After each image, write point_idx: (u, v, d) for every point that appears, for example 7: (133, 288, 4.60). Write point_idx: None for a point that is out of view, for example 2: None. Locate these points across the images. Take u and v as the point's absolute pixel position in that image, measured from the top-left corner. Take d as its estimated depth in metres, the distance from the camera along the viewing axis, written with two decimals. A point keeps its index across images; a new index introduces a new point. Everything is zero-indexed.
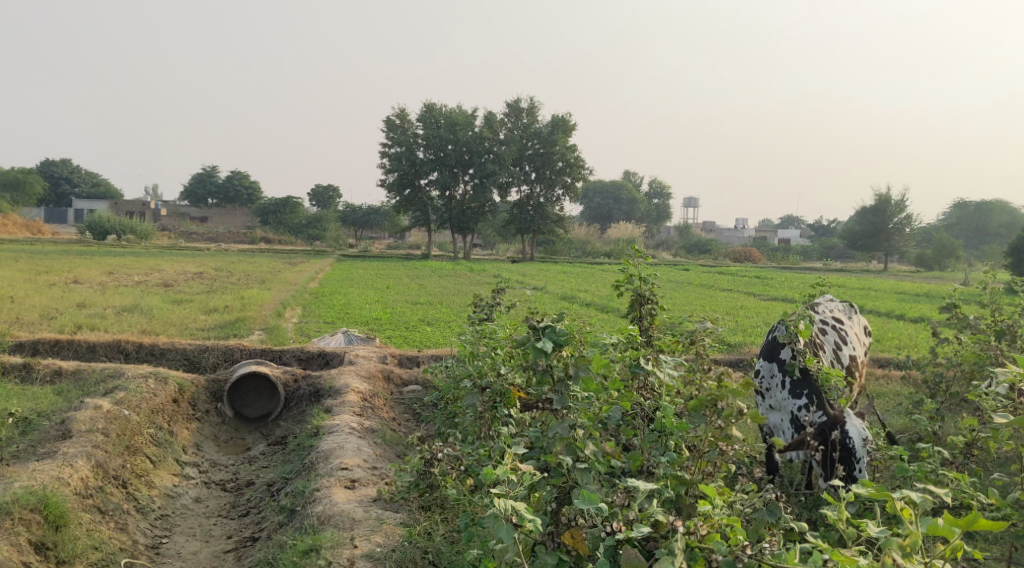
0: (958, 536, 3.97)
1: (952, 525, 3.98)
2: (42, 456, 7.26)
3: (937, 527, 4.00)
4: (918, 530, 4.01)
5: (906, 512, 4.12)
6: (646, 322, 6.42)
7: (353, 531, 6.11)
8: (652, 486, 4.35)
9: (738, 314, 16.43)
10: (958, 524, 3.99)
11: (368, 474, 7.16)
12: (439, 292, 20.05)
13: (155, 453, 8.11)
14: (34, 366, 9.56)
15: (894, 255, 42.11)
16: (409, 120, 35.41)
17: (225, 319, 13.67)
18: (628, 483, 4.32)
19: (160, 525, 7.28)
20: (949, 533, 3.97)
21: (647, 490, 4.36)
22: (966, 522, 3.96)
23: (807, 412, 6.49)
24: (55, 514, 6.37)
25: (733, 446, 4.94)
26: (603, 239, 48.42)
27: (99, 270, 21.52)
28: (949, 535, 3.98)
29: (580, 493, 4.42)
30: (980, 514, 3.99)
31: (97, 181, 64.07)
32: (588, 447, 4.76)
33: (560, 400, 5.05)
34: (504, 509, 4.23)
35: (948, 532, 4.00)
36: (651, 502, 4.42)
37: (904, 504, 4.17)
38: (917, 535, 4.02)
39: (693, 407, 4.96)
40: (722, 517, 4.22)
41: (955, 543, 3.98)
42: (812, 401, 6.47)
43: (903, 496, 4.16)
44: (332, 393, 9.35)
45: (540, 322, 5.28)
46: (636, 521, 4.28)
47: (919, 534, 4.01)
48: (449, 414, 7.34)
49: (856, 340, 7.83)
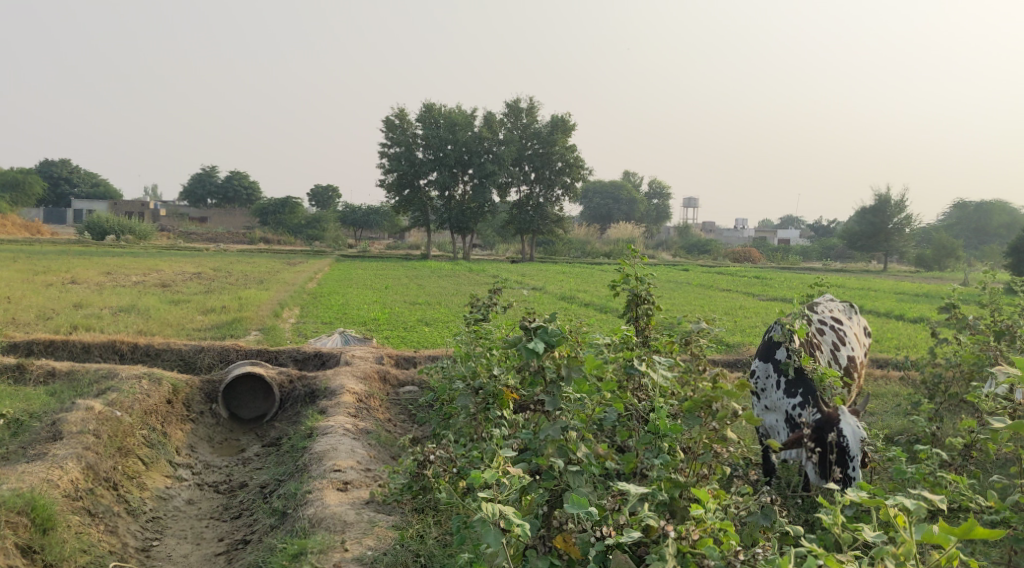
0: (953, 544, 3.89)
1: (947, 533, 3.90)
2: (31, 457, 7.17)
3: (931, 535, 3.91)
4: (911, 538, 3.94)
5: (900, 519, 4.07)
6: (642, 322, 6.36)
7: (344, 534, 6.03)
8: (643, 490, 4.28)
9: (737, 314, 16.39)
10: (953, 532, 3.91)
11: (361, 476, 7.09)
12: (438, 292, 20.01)
13: (147, 455, 8.04)
14: (27, 367, 9.49)
15: (894, 255, 42.02)
16: (408, 120, 35.32)
17: (222, 319, 13.62)
18: (617, 488, 4.25)
19: (151, 527, 7.21)
20: (944, 541, 3.88)
21: (638, 494, 4.28)
22: (962, 531, 3.88)
23: (801, 411, 6.44)
24: (42, 517, 6.30)
25: (729, 448, 4.80)
26: (602, 240, 48.36)
27: (98, 270, 21.48)
28: (944, 543, 3.89)
29: (569, 496, 4.34)
30: (976, 522, 3.92)
31: (97, 181, 64.09)
32: (580, 449, 4.68)
33: (552, 401, 4.95)
34: (492, 513, 4.14)
35: (943, 540, 3.90)
36: (643, 506, 4.36)
37: (898, 511, 4.11)
38: (911, 543, 3.95)
39: (686, 408, 4.80)
40: (715, 522, 4.13)
41: (950, 552, 3.90)
42: (807, 401, 6.41)
43: (897, 503, 4.10)
44: (328, 394, 9.29)
45: (533, 322, 5.21)
46: (626, 526, 4.20)
47: (913, 543, 3.94)
48: (444, 415, 7.26)
49: (856, 340, 7.77)
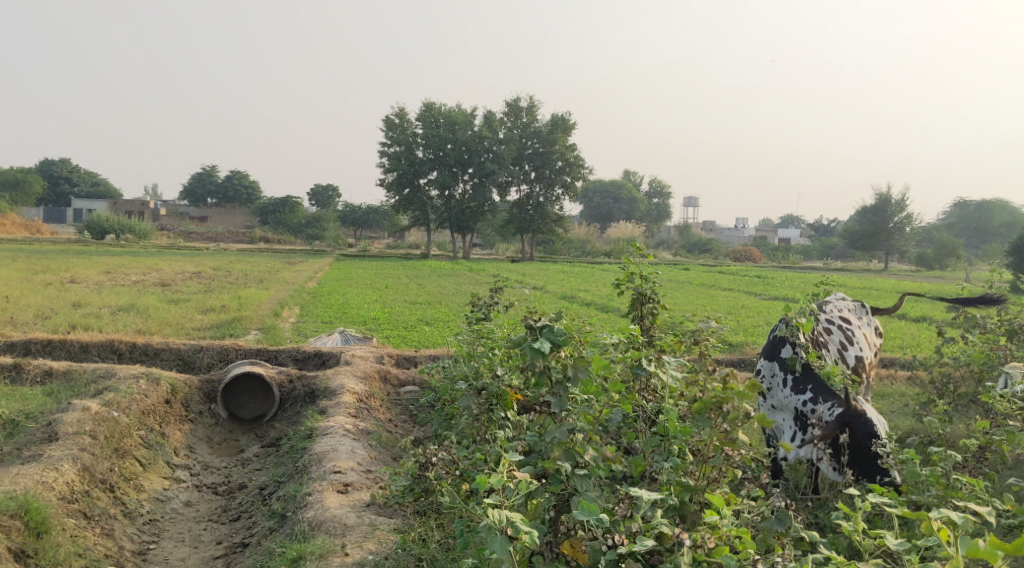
0: (1001, 560, 3.75)
1: (994, 548, 3.75)
2: (27, 459, 7.04)
3: (978, 550, 3.77)
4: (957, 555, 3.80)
5: (945, 533, 3.93)
6: (647, 321, 6.29)
7: (345, 538, 5.91)
8: (656, 495, 4.11)
9: (740, 314, 16.26)
10: (1001, 548, 3.76)
11: (362, 478, 6.95)
12: (438, 292, 19.87)
13: (144, 456, 7.90)
14: (24, 366, 9.35)
15: (895, 254, 41.91)
16: (408, 119, 35.08)
17: (222, 318, 13.48)
18: (630, 494, 4.08)
19: (149, 530, 7.08)
20: (991, 557, 3.73)
21: (651, 500, 4.13)
22: (1011, 547, 3.73)
23: (813, 406, 6.39)
24: (36, 521, 6.18)
25: (740, 451, 4.66)
26: (603, 239, 48.22)
27: (95, 270, 21.27)
28: (991, 559, 3.75)
29: (578, 503, 4.19)
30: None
31: (98, 181, 63.83)
32: (587, 453, 4.54)
33: (558, 403, 4.77)
34: (499, 520, 4.01)
35: (990, 556, 3.77)
36: (655, 512, 4.19)
37: (942, 525, 3.97)
38: (957, 559, 3.82)
39: (696, 409, 4.66)
40: (730, 529, 4.01)
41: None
42: (817, 397, 6.41)
43: (941, 516, 3.95)
44: (328, 394, 9.16)
45: (538, 322, 5.04)
46: (640, 533, 4.05)
47: (960, 559, 3.81)
48: (445, 416, 7.11)
49: (865, 340, 7.64)
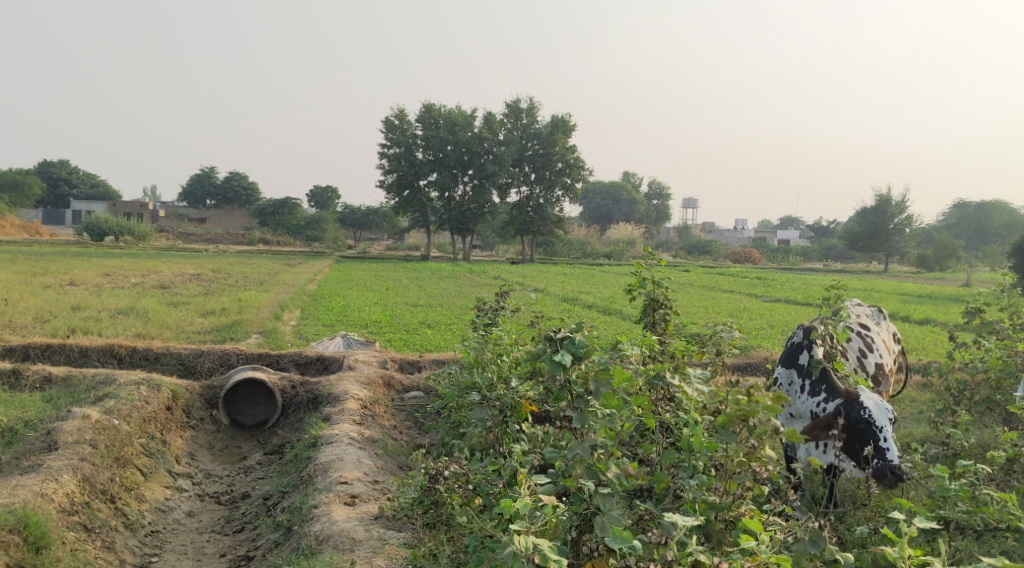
0: None
1: None
2: (26, 470, 6.85)
3: None
4: None
5: None
6: (660, 327, 6.20)
7: (354, 553, 5.74)
8: (692, 521, 3.95)
9: (743, 316, 16.14)
10: None
11: (369, 489, 6.77)
12: (440, 293, 19.71)
13: (146, 465, 7.74)
14: (23, 373, 9.15)
15: (895, 255, 41.73)
16: (408, 120, 34.87)
17: (222, 322, 13.31)
18: (665, 519, 3.92)
19: (150, 542, 6.91)
20: None
21: (687, 526, 3.97)
22: None
23: (824, 406, 6.28)
24: (35, 535, 6.02)
25: (768, 467, 4.48)
26: (602, 240, 48.09)
27: (95, 271, 21.11)
28: None
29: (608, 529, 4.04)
30: None
31: (97, 182, 63.63)
32: (611, 470, 4.36)
33: (579, 418, 4.60)
34: (526, 547, 3.87)
35: None
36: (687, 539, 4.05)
37: None
38: None
39: (721, 423, 4.51)
40: (769, 556, 3.98)
41: None
42: (832, 397, 6.29)
43: None
44: (332, 401, 8.96)
45: (558, 333, 4.94)
46: (675, 563, 3.89)
47: None
48: (452, 424, 6.93)
49: (884, 348, 7.53)
